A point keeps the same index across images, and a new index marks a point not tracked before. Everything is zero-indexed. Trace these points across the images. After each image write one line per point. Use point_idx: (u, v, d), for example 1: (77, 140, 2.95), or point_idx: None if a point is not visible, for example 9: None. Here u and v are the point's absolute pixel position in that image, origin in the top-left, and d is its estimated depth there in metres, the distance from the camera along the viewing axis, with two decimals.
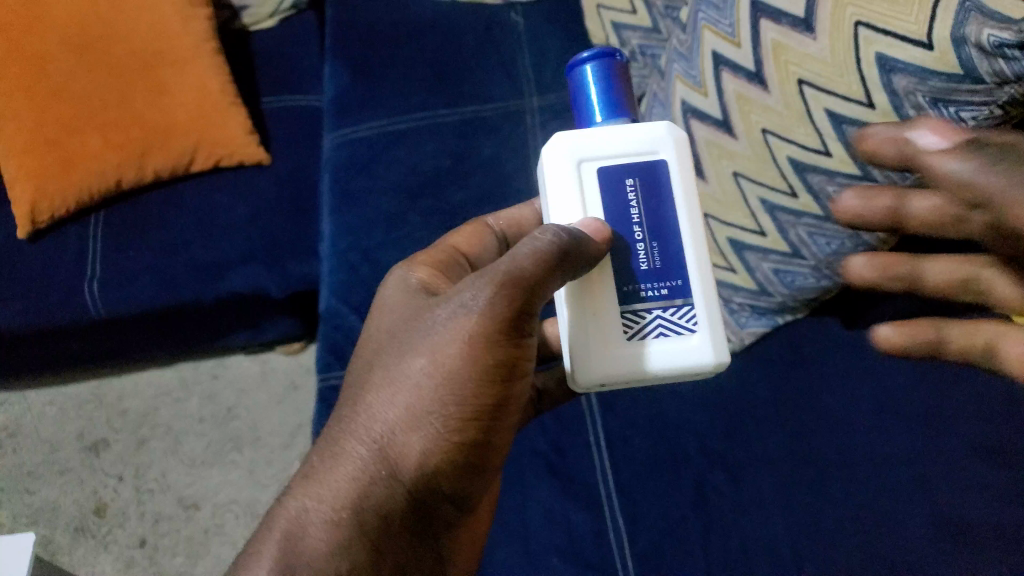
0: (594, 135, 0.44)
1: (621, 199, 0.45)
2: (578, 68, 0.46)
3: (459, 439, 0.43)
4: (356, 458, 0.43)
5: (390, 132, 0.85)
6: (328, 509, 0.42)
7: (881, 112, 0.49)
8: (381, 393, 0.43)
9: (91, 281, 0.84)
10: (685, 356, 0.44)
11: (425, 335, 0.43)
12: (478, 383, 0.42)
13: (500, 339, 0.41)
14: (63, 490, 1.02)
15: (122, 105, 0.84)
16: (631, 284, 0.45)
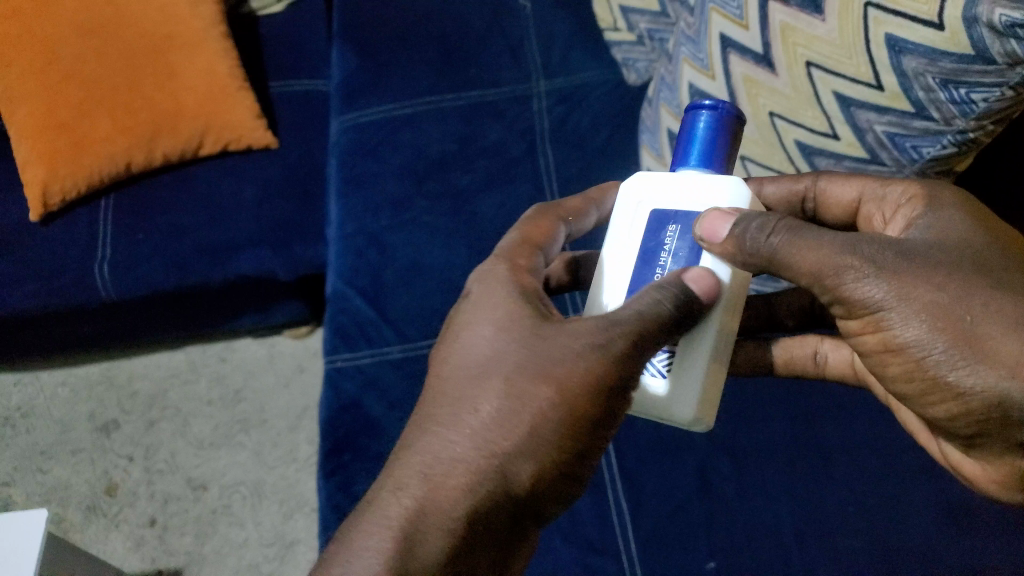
0: (664, 182, 0.46)
1: (659, 240, 0.46)
2: (693, 111, 0.46)
3: (569, 470, 0.42)
4: (471, 473, 0.41)
5: (397, 117, 0.86)
6: (443, 517, 0.40)
7: (890, 94, 0.48)
8: (504, 410, 0.41)
9: (100, 261, 0.84)
10: (655, 398, 0.45)
11: (556, 361, 0.41)
12: (601, 421, 0.41)
13: (625, 382, 0.41)
14: (75, 470, 1.03)
15: (132, 88, 0.84)
16: None
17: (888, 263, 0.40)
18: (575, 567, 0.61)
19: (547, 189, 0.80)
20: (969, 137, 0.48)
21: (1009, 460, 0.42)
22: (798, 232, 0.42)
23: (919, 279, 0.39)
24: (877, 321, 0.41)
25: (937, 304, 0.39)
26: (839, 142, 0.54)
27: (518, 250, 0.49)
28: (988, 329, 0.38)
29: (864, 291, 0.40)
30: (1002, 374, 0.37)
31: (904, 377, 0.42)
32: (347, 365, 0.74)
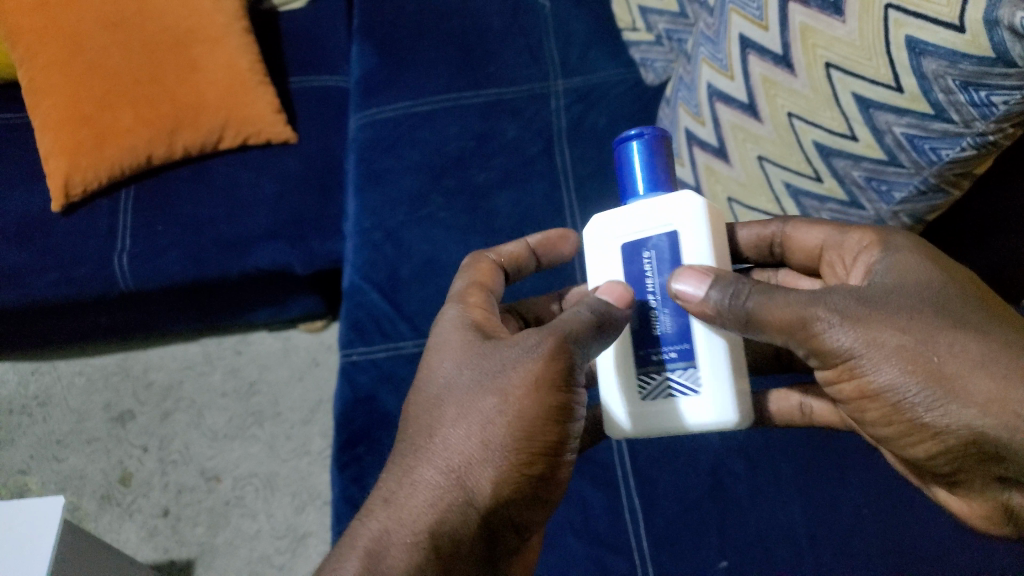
0: (623, 215, 0.49)
1: (638, 269, 0.49)
2: (625, 144, 0.50)
3: (528, 470, 0.45)
4: (432, 486, 0.44)
5: (416, 114, 0.87)
6: (407, 533, 0.43)
7: (909, 95, 0.48)
8: (456, 425, 0.45)
9: (120, 252, 0.85)
10: (693, 412, 0.47)
11: (500, 373, 0.45)
12: (546, 422, 0.45)
13: (560, 386, 0.45)
14: (91, 459, 1.04)
15: (154, 82, 0.85)
16: (643, 348, 0.49)
17: (851, 310, 0.42)
18: (586, 562, 0.61)
19: (564, 187, 0.80)
20: (989, 141, 0.48)
21: (990, 494, 0.44)
22: (760, 290, 0.44)
23: (882, 326, 0.41)
24: (851, 369, 0.42)
25: (906, 347, 0.40)
26: (858, 143, 0.54)
27: (471, 292, 0.54)
28: (955, 370, 0.39)
29: (834, 339, 0.41)
30: (973, 413, 0.39)
31: (883, 421, 0.43)
32: (362, 359, 0.74)
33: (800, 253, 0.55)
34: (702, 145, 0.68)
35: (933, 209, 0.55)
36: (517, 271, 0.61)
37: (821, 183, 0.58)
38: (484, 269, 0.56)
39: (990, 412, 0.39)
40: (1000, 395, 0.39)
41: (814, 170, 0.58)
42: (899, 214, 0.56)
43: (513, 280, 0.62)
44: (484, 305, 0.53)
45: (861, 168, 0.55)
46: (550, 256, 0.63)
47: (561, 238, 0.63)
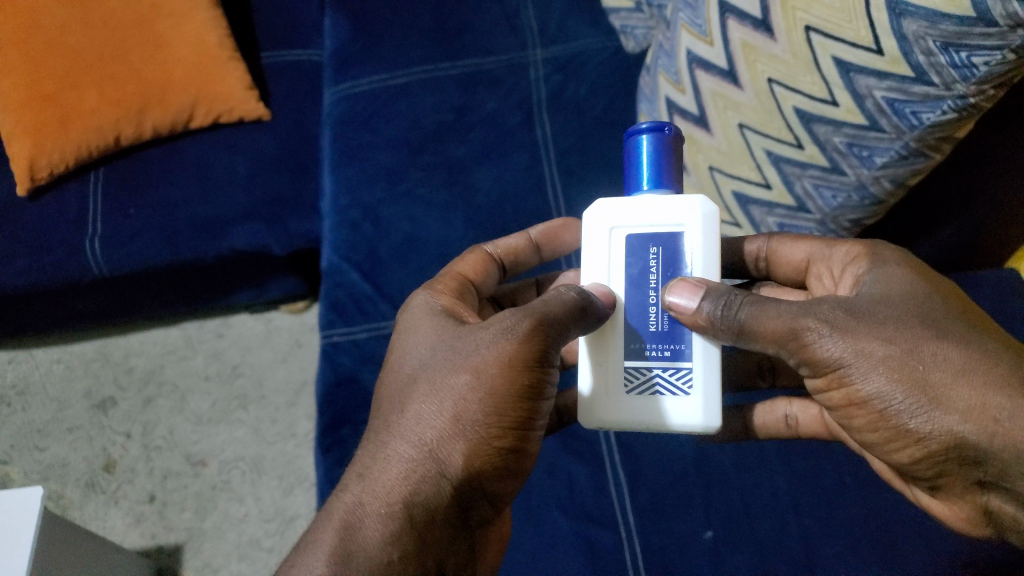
0: (629, 207, 0.47)
1: (642, 264, 0.48)
2: (635, 137, 0.47)
3: (500, 444, 0.44)
4: (405, 459, 0.43)
5: (392, 87, 0.85)
6: (380, 504, 0.42)
7: (890, 58, 0.48)
8: (429, 402, 0.45)
9: (92, 237, 0.84)
10: (676, 414, 0.46)
11: (472, 351, 0.45)
12: (518, 397, 0.44)
13: (532, 364, 0.44)
14: (73, 447, 1.02)
15: (119, 59, 0.82)
16: (637, 342, 0.47)
17: (840, 321, 0.42)
18: (574, 538, 0.61)
19: (543, 159, 0.79)
20: (970, 103, 0.47)
21: (970, 496, 0.43)
22: (751, 300, 0.44)
23: (870, 336, 0.41)
24: (840, 377, 0.42)
25: (892, 357, 0.40)
26: (838, 108, 0.53)
27: (445, 279, 0.56)
28: (939, 378, 0.40)
29: (824, 349, 0.42)
30: (956, 419, 0.39)
31: (869, 428, 0.43)
32: (343, 340, 0.73)
33: (787, 267, 0.55)
34: (683, 114, 0.67)
35: (915, 174, 0.54)
36: (516, 263, 0.63)
37: (802, 150, 0.57)
38: (472, 263, 0.59)
39: (972, 419, 0.39)
40: (980, 402, 0.39)
41: (795, 137, 0.57)
42: (881, 180, 0.55)
43: (512, 271, 0.63)
44: (454, 294, 0.54)
45: (842, 134, 0.54)
46: (552, 248, 0.64)
47: (564, 227, 0.63)
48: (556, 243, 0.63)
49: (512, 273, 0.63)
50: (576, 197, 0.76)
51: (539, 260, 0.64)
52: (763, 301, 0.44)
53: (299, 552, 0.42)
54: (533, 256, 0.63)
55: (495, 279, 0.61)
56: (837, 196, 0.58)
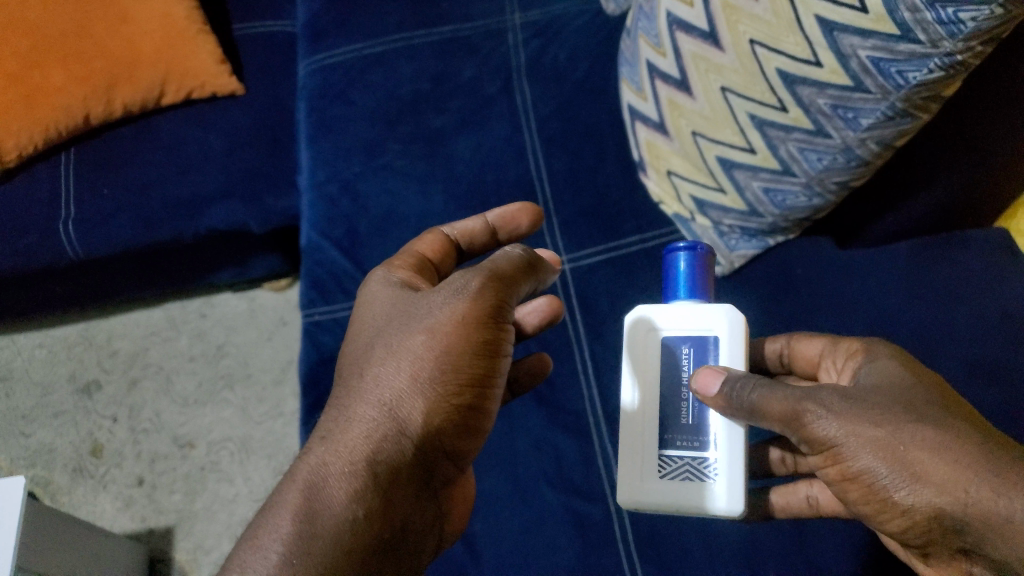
0: (664, 312, 0.53)
1: (676, 363, 0.53)
2: (673, 254, 0.54)
3: (458, 401, 0.46)
4: (367, 420, 0.44)
5: (367, 57, 0.83)
6: (344, 464, 0.43)
7: (874, 16, 0.46)
8: (386, 364, 0.46)
9: (66, 220, 0.82)
10: (703, 500, 0.50)
11: (426, 314, 0.47)
12: (473, 353, 0.46)
13: (486, 320, 0.46)
14: (58, 432, 1.01)
15: (83, 35, 0.79)
16: (669, 432, 0.52)
17: (837, 405, 0.42)
18: (561, 512, 0.61)
19: (523, 127, 0.77)
20: (957, 61, 0.46)
21: (957, 564, 0.41)
22: (762, 385, 0.45)
23: (861, 417, 0.41)
24: (835, 455, 0.41)
25: (881, 437, 0.40)
26: (822, 69, 0.51)
27: (400, 254, 0.56)
28: (917, 454, 0.39)
29: (822, 428, 0.41)
30: (935, 495, 0.38)
31: (862, 502, 0.42)
32: (325, 318, 0.72)
33: (803, 363, 0.54)
34: (663, 78, 0.65)
35: (902, 135, 0.53)
36: (471, 246, 0.62)
37: (787, 112, 0.56)
38: (428, 241, 0.58)
39: (948, 492, 0.37)
40: (959, 477, 0.37)
41: (779, 99, 0.55)
42: (867, 142, 0.54)
43: (468, 254, 0.62)
44: (412, 269, 0.54)
45: (826, 95, 0.52)
46: (510, 234, 0.62)
47: (523, 212, 0.62)
48: (513, 227, 0.62)
49: (468, 256, 0.62)
50: (557, 166, 0.75)
51: (495, 245, 0.63)
52: (772, 386, 0.45)
53: (264, 515, 0.42)
54: (489, 242, 0.62)
55: (451, 262, 0.59)
56: (823, 159, 0.57)
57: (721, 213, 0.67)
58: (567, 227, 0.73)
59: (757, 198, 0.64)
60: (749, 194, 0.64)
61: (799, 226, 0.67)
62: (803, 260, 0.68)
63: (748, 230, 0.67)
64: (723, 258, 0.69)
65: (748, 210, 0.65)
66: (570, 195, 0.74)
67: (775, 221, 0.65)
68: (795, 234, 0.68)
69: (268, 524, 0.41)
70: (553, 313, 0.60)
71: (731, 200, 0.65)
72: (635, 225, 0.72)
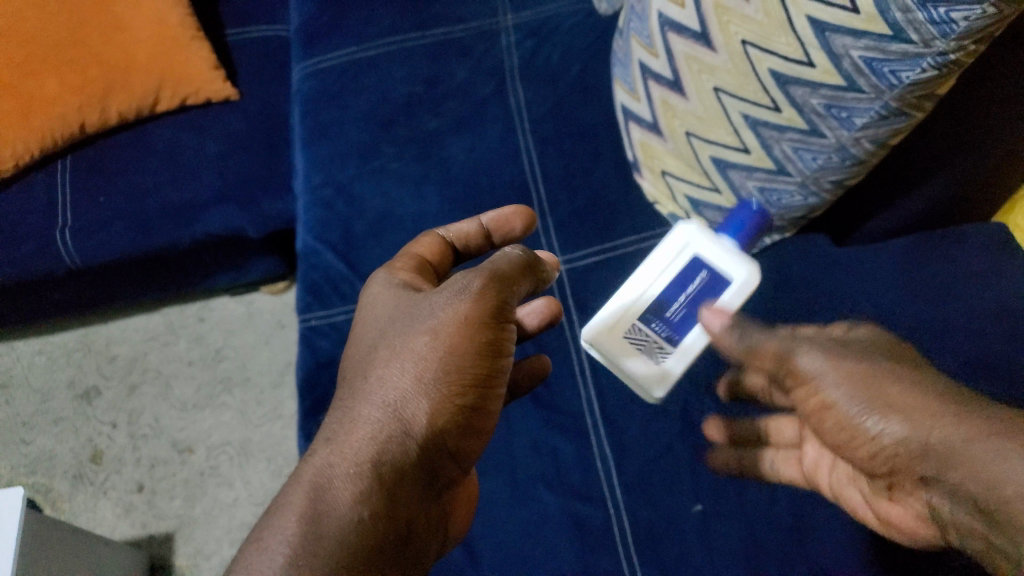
0: (711, 242, 0.61)
1: (689, 278, 0.61)
2: (746, 203, 0.61)
3: (461, 401, 0.46)
4: (372, 422, 0.44)
5: (360, 60, 0.83)
6: (350, 465, 0.42)
7: (866, 16, 0.46)
8: (390, 366, 0.46)
9: (62, 228, 0.82)
10: (635, 369, 0.61)
11: (429, 315, 0.47)
12: (475, 353, 0.46)
13: (488, 320, 0.46)
14: (59, 439, 1.02)
15: (78, 44, 0.79)
16: (663, 299, 0.61)
17: (824, 345, 0.47)
18: (560, 515, 0.61)
19: (518, 128, 0.77)
20: (950, 60, 0.46)
21: (920, 494, 0.44)
22: (754, 326, 0.51)
23: (845, 356, 0.45)
24: (815, 386, 0.46)
25: (858, 369, 0.44)
26: (816, 69, 0.51)
27: (399, 258, 0.56)
28: (894, 391, 0.43)
29: (806, 361, 0.46)
30: (903, 424, 0.42)
31: (839, 432, 0.46)
32: (321, 323, 0.72)
33: None
34: (656, 78, 0.65)
35: (897, 133, 0.53)
36: (465, 248, 0.62)
37: (780, 113, 0.55)
38: (425, 244, 0.57)
39: (914, 417, 0.42)
40: (922, 405, 0.42)
41: (772, 100, 0.55)
42: (862, 141, 0.53)
43: (464, 256, 0.62)
44: (412, 270, 0.54)
45: (819, 96, 0.52)
46: (504, 236, 0.62)
47: (516, 214, 0.62)
48: (507, 229, 0.62)
49: (463, 258, 0.62)
50: (552, 167, 0.74)
51: (490, 247, 0.63)
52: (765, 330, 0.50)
53: (269, 518, 0.41)
54: (484, 244, 0.61)
55: (448, 264, 0.59)
56: (818, 158, 0.56)
57: (716, 213, 0.67)
58: (562, 227, 0.72)
59: (752, 198, 0.63)
60: (744, 193, 0.63)
61: (794, 225, 0.67)
62: (804, 263, 0.68)
63: None
64: None
65: None
66: (565, 196, 0.73)
67: (771, 220, 0.65)
68: (792, 232, 0.68)
69: (274, 525, 0.40)
70: (552, 315, 0.62)
71: (726, 199, 0.65)
72: (631, 225, 0.72)
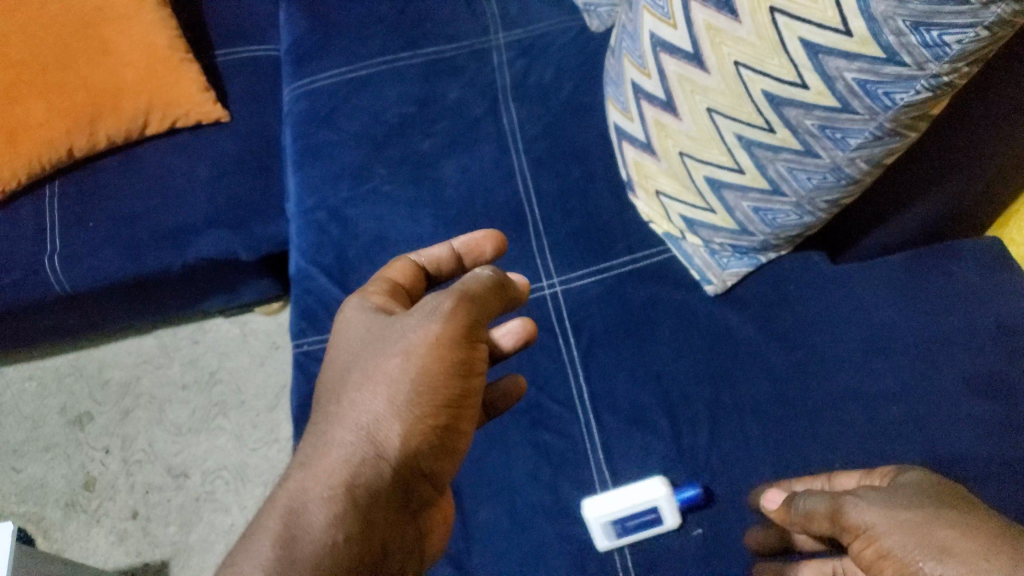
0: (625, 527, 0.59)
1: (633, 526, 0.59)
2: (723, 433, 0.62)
3: (434, 422, 0.45)
4: (345, 445, 0.44)
5: (352, 80, 0.83)
6: (323, 488, 0.42)
7: (859, 39, 0.45)
8: (363, 389, 0.45)
9: (51, 255, 0.81)
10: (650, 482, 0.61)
11: (400, 336, 0.45)
12: (448, 375, 0.45)
13: (461, 341, 0.45)
14: (51, 467, 1.01)
15: (65, 68, 0.79)
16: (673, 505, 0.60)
17: (879, 500, 0.44)
18: (561, 542, 0.60)
19: (511, 149, 0.76)
20: (943, 82, 0.46)
21: None
22: (815, 493, 0.49)
23: (904, 510, 0.42)
24: (870, 536, 0.42)
25: (913, 520, 0.41)
26: (809, 91, 0.50)
27: (373, 283, 0.54)
28: (943, 534, 0.40)
29: (862, 516, 0.43)
30: (956, 566, 0.38)
31: None
32: (315, 348, 0.71)
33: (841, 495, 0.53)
34: (649, 99, 0.64)
35: (891, 153, 0.52)
36: (437, 274, 0.60)
37: (774, 133, 0.55)
38: (396, 269, 0.56)
39: (971, 560, 0.38)
40: (985, 550, 0.38)
41: (766, 120, 0.55)
42: (857, 161, 0.53)
43: (434, 281, 0.60)
44: (386, 294, 0.53)
45: (813, 117, 0.52)
46: (476, 260, 0.61)
47: (486, 238, 0.60)
48: (477, 254, 0.60)
49: (434, 283, 0.61)
50: (547, 187, 0.74)
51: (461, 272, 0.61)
52: (819, 494, 0.49)
53: (241, 544, 0.41)
54: (455, 269, 0.60)
55: (421, 289, 0.58)
56: (813, 178, 0.56)
57: (711, 232, 0.66)
58: (558, 249, 0.72)
59: (748, 218, 0.63)
60: (740, 214, 0.63)
61: (791, 243, 0.65)
62: (801, 274, 0.67)
63: (740, 249, 0.66)
64: (715, 276, 0.67)
65: (739, 228, 0.64)
66: (560, 217, 0.73)
67: (767, 240, 0.64)
68: (787, 250, 0.67)
69: (245, 551, 0.40)
70: (528, 335, 0.55)
71: (722, 219, 0.64)
72: (627, 244, 0.71)
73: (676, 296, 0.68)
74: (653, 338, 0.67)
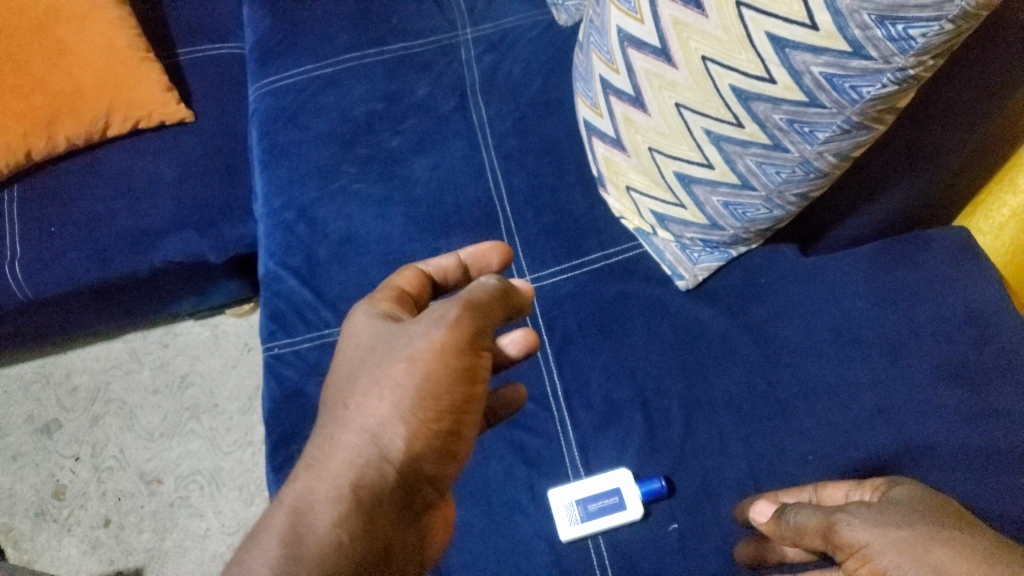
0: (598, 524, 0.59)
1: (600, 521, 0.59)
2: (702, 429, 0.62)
3: (437, 427, 0.44)
4: (349, 447, 0.43)
5: (318, 78, 0.81)
6: (330, 488, 0.41)
7: (825, 33, 0.45)
8: (368, 393, 0.44)
9: (12, 262, 0.79)
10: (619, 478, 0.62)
11: (406, 342, 0.45)
12: (451, 381, 0.44)
13: (465, 348, 0.44)
14: (19, 476, 0.99)
15: (20, 69, 0.77)
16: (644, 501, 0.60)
17: (873, 517, 0.44)
18: (537, 540, 0.60)
19: (481, 145, 0.76)
20: (909, 75, 0.46)
21: None
22: (804, 508, 0.49)
23: (897, 527, 0.43)
24: (864, 555, 0.42)
25: (909, 539, 0.42)
26: (777, 85, 0.50)
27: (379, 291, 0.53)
28: (939, 553, 0.41)
29: (857, 534, 0.44)
30: None
31: None
32: (285, 351, 0.70)
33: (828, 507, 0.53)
34: (618, 94, 0.64)
35: (859, 147, 0.52)
36: (443, 284, 0.59)
37: (743, 128, 0.55)
38: (406, 275, 0.55)
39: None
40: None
41: (734, 115, 0.55)
42: (825, 154, 0.53)
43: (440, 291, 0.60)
44: (394, 300, 0.52)
45: (782, 111, 0.51)
46: (481, 271, 0.60)
47: (494, 250, 0.60)
48: (483, 265, 0.60)
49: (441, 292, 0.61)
50: (518, 184, 0.74)
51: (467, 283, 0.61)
52: (810, 507, 0.49)
53: (246, 544, 0.40)
54: (462, 280, 0.60)
55: (427, 297, 0.57)
56: (782, 172, 0.56)
57: (681, 227, 0.66)
58: (529, 247, 0.72)
59: (717, 213, 0.63)
60: (709, 208, 0.63)
61: (760, 236, 0.65)
62: (768, 270, 0.67)
63: (709, 242, 0.66)
64: (687, 271, 0.67)
65: (709, 223, 0.64)
66: (532, 214, 0.73)
67: (738, 233, 0.64)
68: (756, 244, 0.67)
69: (248, 550, 0.39)
70: (530, 347, 0.55)
71: (692, 215, 0.64)
72: (598, 240, 0.71)
73: (649, 291, 0.68)
74: (627, 333, 0.67)
